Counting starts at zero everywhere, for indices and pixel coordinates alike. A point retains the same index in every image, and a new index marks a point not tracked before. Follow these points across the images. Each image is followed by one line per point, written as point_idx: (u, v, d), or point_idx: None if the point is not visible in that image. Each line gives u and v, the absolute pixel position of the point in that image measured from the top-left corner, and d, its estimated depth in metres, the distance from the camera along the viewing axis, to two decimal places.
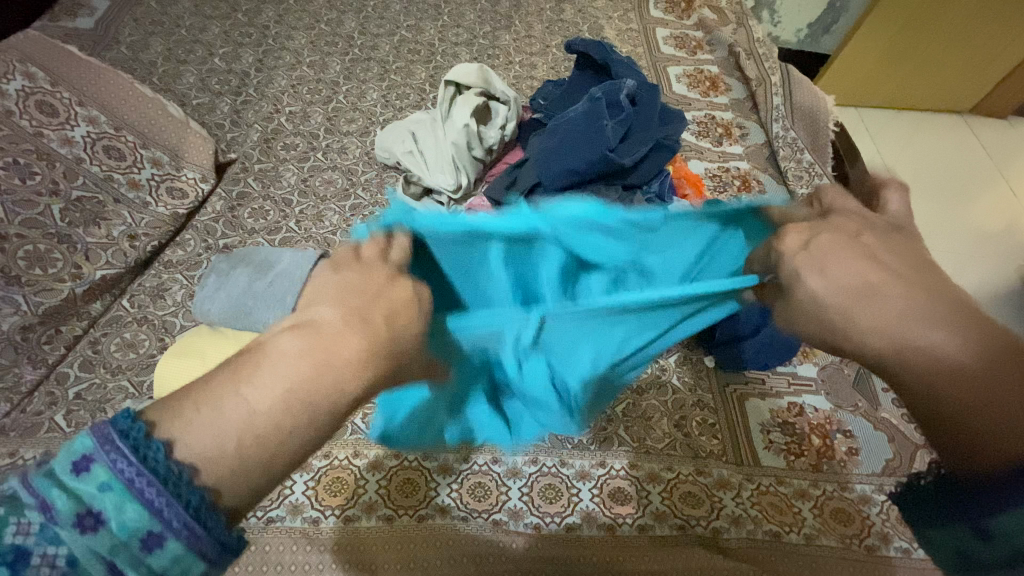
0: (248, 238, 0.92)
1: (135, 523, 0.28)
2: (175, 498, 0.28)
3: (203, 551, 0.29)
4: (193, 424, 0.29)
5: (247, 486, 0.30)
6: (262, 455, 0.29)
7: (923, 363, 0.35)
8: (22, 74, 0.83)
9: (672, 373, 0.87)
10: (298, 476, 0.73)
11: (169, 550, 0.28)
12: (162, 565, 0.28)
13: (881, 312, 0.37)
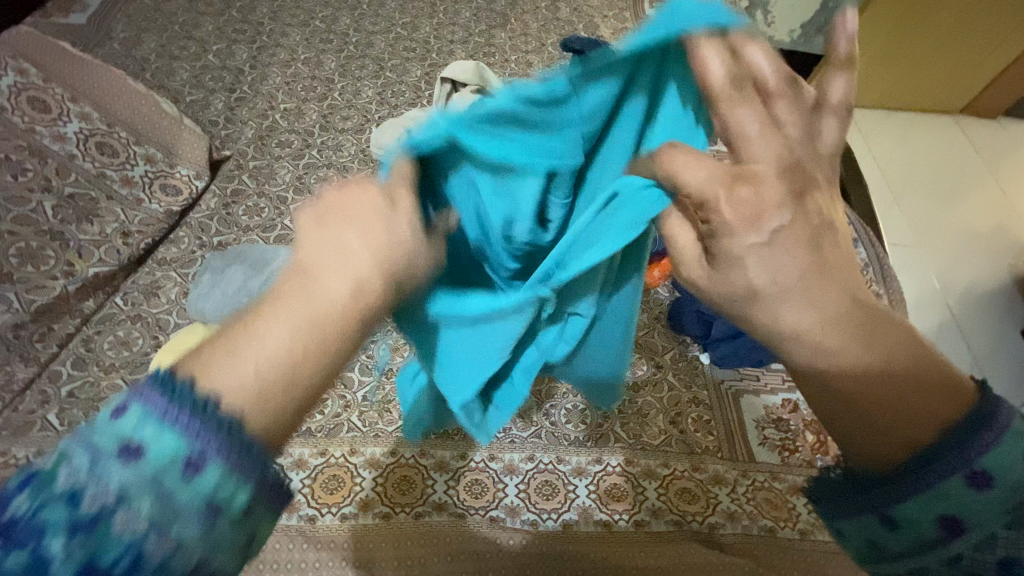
0: (243, 236, 0.92)
1: (171, 449, 0.27)
2: (206, 427, 0.27)
3: (238, 467, 0.27)
4: (227, 358, 0.29)
5: (284, 410, 0.30)
6: (298, 372, 0.30)
7: (840, 371, 0.32)
8: (13, 69, 0.83)
9: (668, 369, 0.87)
10: (294, 474, 0.73)
11: (208, 473, 0.27)
12: (204, 486, 0.27)
13: (796, 317, 0.33)
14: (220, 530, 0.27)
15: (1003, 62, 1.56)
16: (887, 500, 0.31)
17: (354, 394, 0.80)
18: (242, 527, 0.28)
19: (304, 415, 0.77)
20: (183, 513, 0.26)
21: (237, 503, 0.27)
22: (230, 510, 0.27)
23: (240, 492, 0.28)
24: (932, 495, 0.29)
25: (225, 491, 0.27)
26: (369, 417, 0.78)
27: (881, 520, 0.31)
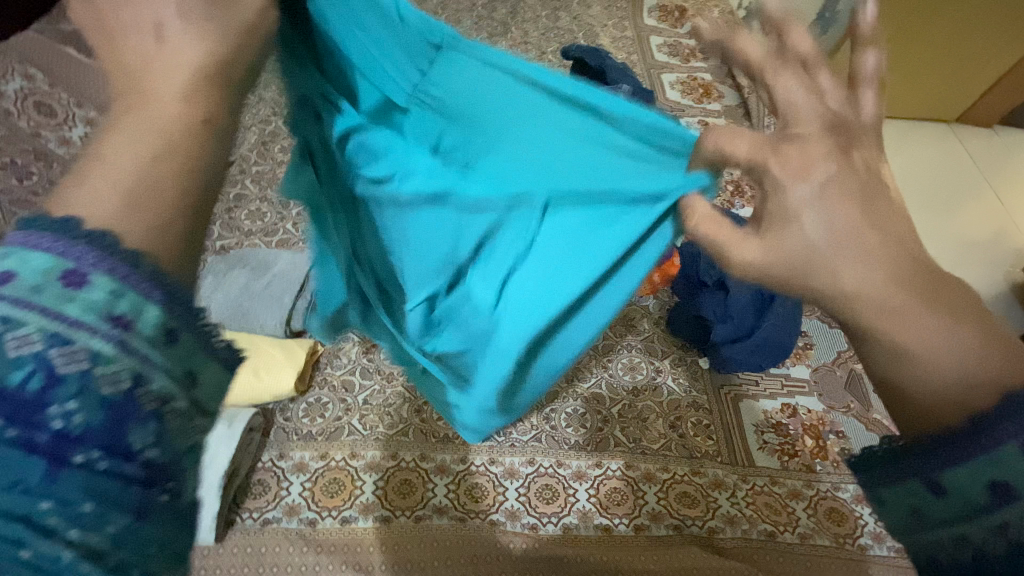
0: (245, 240, 0.93)
1: (42, 267, 0.18)
2: (77, 235, 0.18)
3: (137, 276, 0.19)
4: (73, 183, 0.20)
5: (171, 225, 0.20)
6: (176, 181, 0.21)
7: (905, 334, 0.25)
8: (18, 72, 0.82)
9: (668, 374, 0.88)
10: (294, 477, 0.73)
11: (100, 281, 0.18)
12: (96, 297, 0.18)
13: (851, 259, 0.26)
14: (154, 359, 0.19)
15: (1000, 70, 1.58)
16: (924, 464, 0.24)
17: (354, 398, 0.80)
18: (181, 362, 0.20)
19: (305, 418, 0.78)
20: (87, 331, 0.18)
21: (146, 320, 0.19)
22: (144, 330, 0.19)
23: (147, 313, 0.19)
24: (983, 459, 0.23)
25: (142, 310, 0.19)
26: (370, 421, 0.78)
27: (926, 486, 0.24)
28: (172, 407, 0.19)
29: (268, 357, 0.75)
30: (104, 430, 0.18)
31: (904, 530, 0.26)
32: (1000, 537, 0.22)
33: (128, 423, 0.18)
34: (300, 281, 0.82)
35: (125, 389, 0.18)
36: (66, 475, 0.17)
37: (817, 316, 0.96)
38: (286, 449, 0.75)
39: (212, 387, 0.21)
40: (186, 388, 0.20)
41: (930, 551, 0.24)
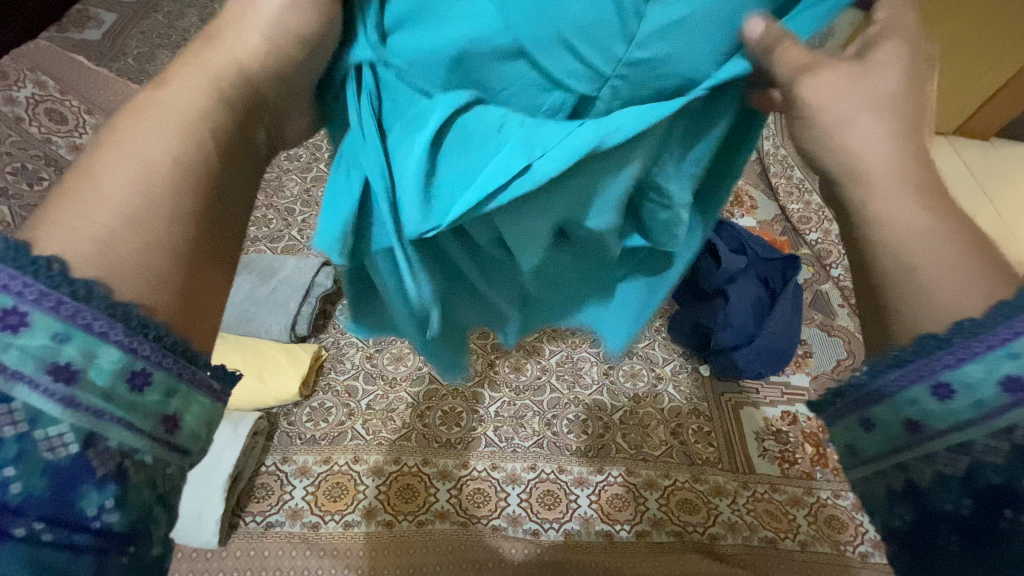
0: (251, 246, 0.93)
1: None
2: (47, 287, 0.20)
3: (91, 323, 0.20)
4: (55, 213, 0.22)
5: (166, 277, 0.22)
6: (164, 234, 0.23)
7: (904, 214, 0.25)
8: (31, 82, 0.86)
9: (669, 382, 0.88)
10: (297, 481, 0.74)
11: (39, 325, 0.20)
12: (36, 344, 0.20)
13: (861, 136, 0.26)
14: (113, 413, 0.21)
15: None
16: (932, 368, 0.22)
17: (357, 403, 0.80)
18: (152, 403, 0.22)
19: (309, 423, 0.78)
20: (28, 385, 0.19)
21: (102, 367, 0.20)
22: (95, 376, 0.20)
23: (103, 356, 0.21)
24: (987, 358, 0.21)
25: (96, 358, 0.20)
26: (373, 426, 0.79)
27: (930, 390, 0.22)
28: (132, 459, 0.21)
29: (272, 361, 0.76)
30: (47, 498, 0.19)
31: (887, 450, 0.23)
32: (999, 442, 0.21)
33: (75, 484, 0.20)
34: (305, 287, 0.83)
35: (74, 449, 0.20)
36: (9, 547, 0.19)
37: (817, 324, 0.97)
38: (289, 453, 0.76)
39: (188, 430, 0.23)
40: (163, 430, 0.22)
41: (912, 470, 0.23)
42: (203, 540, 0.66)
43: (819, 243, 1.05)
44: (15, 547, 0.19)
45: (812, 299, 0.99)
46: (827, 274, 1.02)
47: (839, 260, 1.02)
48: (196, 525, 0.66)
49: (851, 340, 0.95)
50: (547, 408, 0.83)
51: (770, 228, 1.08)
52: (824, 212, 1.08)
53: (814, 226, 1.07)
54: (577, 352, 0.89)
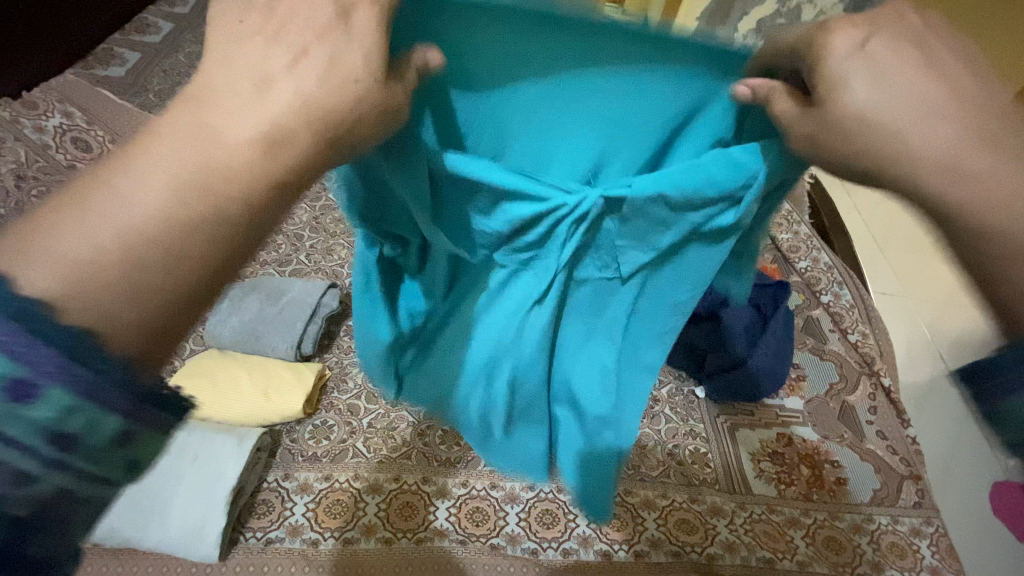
0: (259, 269, 0.95)
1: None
2: (36, 344, 0.22)
3: (99, 396, 0.23)
4: (56, 237, 0.23)
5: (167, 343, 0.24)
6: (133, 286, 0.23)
7: (996, 185, 0.27)
8: (60, 112, 0.91)
9: (665, 404, 0.90)
10: (298, 498, 0.74)
11: (52, 397, 0.22)
12: (46, 416, 0.22)
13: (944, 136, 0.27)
14: (90, 469, 0.24)
15: None
16: None
17: (359, 421, 0.82)
18: (120, 455, 0.24)
19: (311, 440, 0.79)
20: (27, 450, 0.22)
21: (102, 430, 0.23)
22: (94, 440, 0.23)
23: (104, 424, 0.23)
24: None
25: (96, 428, 0.23)
26: (374, 444, 0.80)
27: None
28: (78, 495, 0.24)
29: (278, 378, 0.78)
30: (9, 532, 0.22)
31: None
32: None
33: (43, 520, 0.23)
34: (311, 307, 0.85)
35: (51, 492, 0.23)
36: None
37: (809, 348, 0.99)
38: (291, 470, 0.76)
39: (142, 466, 0.26)
40: (120, 472, 0.25)
41: None
42: (203, 554, 0.66)
43: (809, 271, 1.08)
44: None
45: (804, 324, 1.02)
46: (817, 300, 1.05)
47: (829, 286, 1.06)
48: (197, 537, 0.66)
49: (843, 363, 0.98)
50: None
51: (760, 257, 1.11)
52: (813, 242, 1.13)
53: (803, 254, 1.11)
54: None
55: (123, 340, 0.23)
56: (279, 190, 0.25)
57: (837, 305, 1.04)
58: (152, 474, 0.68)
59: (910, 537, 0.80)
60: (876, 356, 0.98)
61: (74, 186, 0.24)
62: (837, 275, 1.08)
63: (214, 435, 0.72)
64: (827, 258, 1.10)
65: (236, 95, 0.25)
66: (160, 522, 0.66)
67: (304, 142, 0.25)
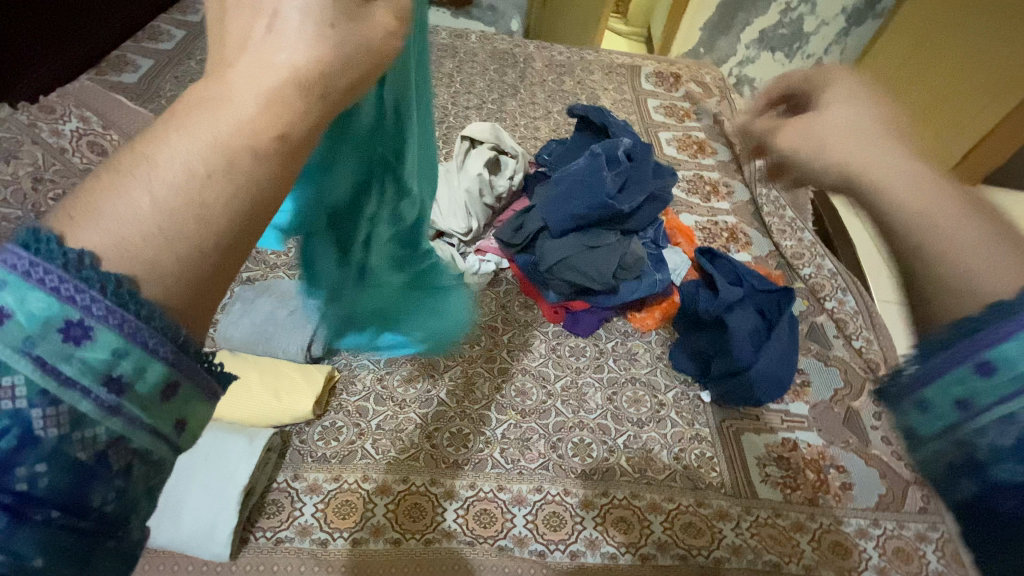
0: (270, 272, 0.96)
1: (43, 309, 0.21)
2: (81, 283, 0.22)
3: (147, 340, 0.23)
4: (96, 204, 0.24)
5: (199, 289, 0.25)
6: (180, 231, 0.24)
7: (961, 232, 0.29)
8: (76, 117, 0.93)
9: (671, 408, 0.91)
10: (307, 498, 0.75)
11: (102, 339, 0.22)
12: (97, 358, 0.22)
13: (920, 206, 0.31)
14: (143, 420, 0.23)
15: None
16: (972, 349, 0.26)
17: (368, 423, 0.82)
18: (172, 411, 0.24)
19: (320, 441, 0.80)
20: (83, 393, 0.21)
21: (149, 378, 0.23)
22: (144, 388, 0.23)
23: (152, 370, 0.23)
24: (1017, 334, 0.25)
25: (146, 375, 0.23)
26: (382, 445, 0.80)
27: (973, 368, 0.26)
28: (142, 458, 0.23)
29: (288, 380, 0.79)
30: (66, 490, 0.21)
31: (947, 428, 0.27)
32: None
33: (93, 481, 0.22)
34: None
35: (101, 447, 0.22)
36: (27, 531, 0.21)
37: (813, 354, 1.00)
38: (300, 470, 0.77)
39: (190, 432, 0.26)
40: (173, 434, 0.24)
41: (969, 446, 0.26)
42: (214, 553, 0.67)
43: (813, 277, 1.09)
44: (35, 528, 0.21)
45: (808, 330, 1.03)
46: (821, 306, 1.06)
47: (833, 293, 1.07)
48: (208, 536, 0.66)
49: (847, 369, 0.98)
50: (553, 430, 0.86)
51: (764, 263, 1.13)
52: (817, 249, 1.14)
53: (807, 261, 1.12)
54: (580, 378, 0.92)
55: (167, 296, 0.23)
56: (275, 147, 0.27)
57: (841, 311, 1.05)
58: None
59: (916, 542, 0.80)
60: (880, 361, 0.98)
61: (116, 163, 0.25)
62: (841, 281, 1.08)
63: (225, 435, 0.73)
64: (831, 265, 1.11)
65: (263, 70, 0.27)
66: (170, 521, 0.66)
67: (322, 93, 0.29)
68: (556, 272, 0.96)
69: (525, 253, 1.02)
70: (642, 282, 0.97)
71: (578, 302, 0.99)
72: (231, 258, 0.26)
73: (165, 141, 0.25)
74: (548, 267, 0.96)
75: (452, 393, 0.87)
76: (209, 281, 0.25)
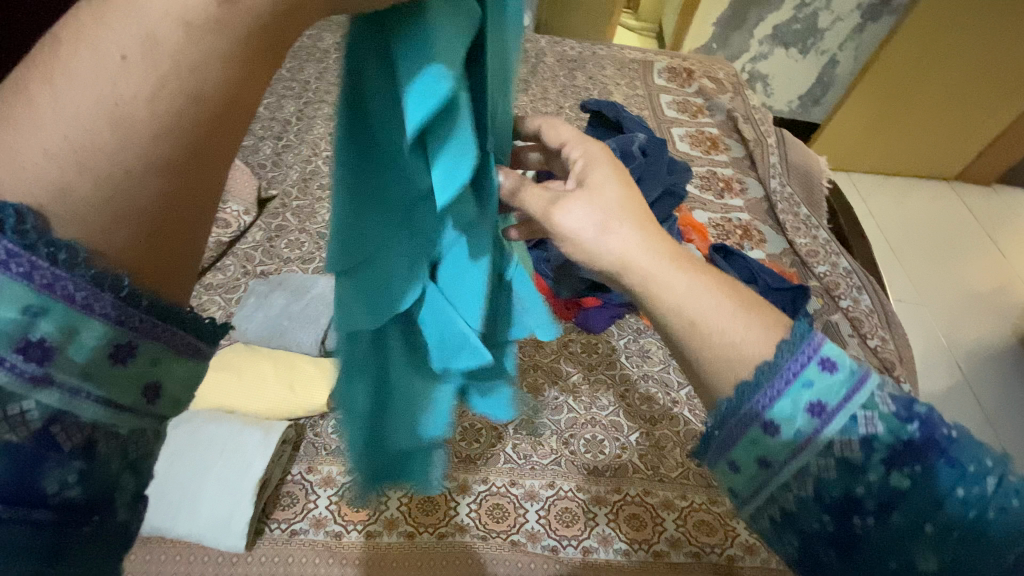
0: (283, 266, 0.96)
1: None
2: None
3: (73, 295, 0.21)
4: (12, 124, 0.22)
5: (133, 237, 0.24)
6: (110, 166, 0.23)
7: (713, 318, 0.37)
8: None
9: (684, 406, 0.90)
10: (321, 491, 0.75)
11: (5, 296, 0.20)
12: (8, 317, 0.20)
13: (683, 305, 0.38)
14: (89, 389, 0.22)
15: (998, 126, 1.64)
16: (755, 418, 0.34)
17: None
18: (135, 372, 0.24)
19: (334, 434, 0.80)
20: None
21: (83, 341, 0.22)
22: (77, 354, 0.22)
23: (86, 332, 0.22)
24: (790, 393, 0.33)
25: (77, 337, 0.22)
26: None
27: (763, 432, 0.33)
28: (102, 428, 0.23)
29: (303, 373, 0.79)
30: (12, 476, 0.20)
31: (755, 487, 0.34)
32: (825, 458, 0.32)
33: (41, 465, 0.21)
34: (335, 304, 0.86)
35: (38, 423, 0.21)
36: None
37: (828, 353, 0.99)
38: (314, 463, 0.78)
39: (167, 397, 0.25)
40: (144, 399, 0.24)
41: (779, 502, 0.33)
42: (230, 544, 0.67)
43: (828, 275, 1.08)
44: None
45: (823, 328, 1.02)
46: (836, 304, 1.05)
47: (848, 291, 1.05)
48: (224, 528, 0.67)
49: None
50: (565, 427, 0.85)
51: (778, 261, 1.11)
52: (831, 247, 1.13)
53: (822, 259, 1.11)
54: (592, 374, 0.92)
55: (119, 250, 0.23)
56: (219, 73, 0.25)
57: (856, 310, 1.03)
58: (180, 466, 0.70)
59: None
60: (896, 361, 0.97)
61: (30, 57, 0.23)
62: (855, 279, 1.07)
63: (242, 427, 0.73)
64: (845, 263, 1.09)
65: None
66: (187, 513, 0.67)
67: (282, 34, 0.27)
68: (569, 268, 0.94)
69: (537, 249, 1.00)
70: None
71: (590, 299, 0.99)
72: (179, 207, 0.26)
73: (78, 45, 0.22)
74: (561, 263, 0.94)
75: None
76: (157, 223, 0.25)
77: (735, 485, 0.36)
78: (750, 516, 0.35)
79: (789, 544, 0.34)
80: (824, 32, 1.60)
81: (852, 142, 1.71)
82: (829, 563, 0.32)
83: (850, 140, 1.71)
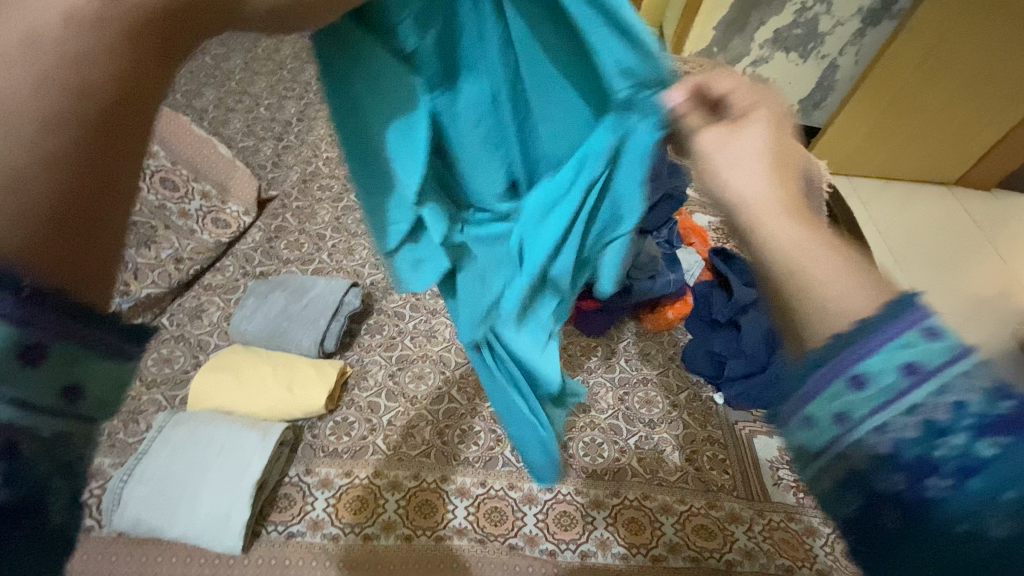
0: (283, 268, 0.96)
1: None
2: None
3: None
4: None
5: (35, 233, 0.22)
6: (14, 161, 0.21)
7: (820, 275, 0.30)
8: None
9: (683, 409, 0.90)
10: (319, 493, 0.75)
11: None
12: None
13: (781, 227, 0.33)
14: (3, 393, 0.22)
15: (1002, 132, 1.58)
16: (843, 366, 0.26)
17: (379, 419, 0.82)
18: (52, 374, 0.23)
19: (332, 436, 0.80)
20: None
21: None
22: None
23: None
24: (879, 352, 0.25)
25: None
26: (394, 441, 0.80)
27: (847, 384, 0.26)
28: (22, 430, 0.23)
29: (302, 374, 0.79)
30: None
31: (821, 445, 0.27)
32: (908, 419, 0.25)
33: None
34: (334, 305, 0.85)
35: None
36: None
37: None
38: (312, 465, 0.77)
39: (93, 398, 0.25)
40: (63, 403, 0.24)
41: (849, 462, 0.26)
42: (227, 546, 0.67)
43: None
44: None
45: None
46: None
47: None
48: (222, 529, 0.67)
49: None
50: (564, 430, 0.85)
51: None
52: None
53: None
54: (591, 377, 0.92)
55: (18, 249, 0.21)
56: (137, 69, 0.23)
57: None
58: (178, 466, 0.70)
59: None
60: None
61: None
62: None
63: (240, 428, 0.73)
64: None
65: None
66: (185, 513, 0.67)
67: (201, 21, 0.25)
68: None
69: None
70: (657, 282, 0.94)
71: (588, 301, 0.95)
72: (92, 205, 0.23)
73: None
74: None
75: (463, 390, 0.87)
76: (60, 226, 0.22)
77: (797, 440, 0.28)
78: (808, 475, 0.29)
79: (845, 507, 0.27)
80: (825, 36, 1.60)
81: (866, 143, 1.66)
82: (887, 533, 0.26)
83: (850, 145, 1.67)
